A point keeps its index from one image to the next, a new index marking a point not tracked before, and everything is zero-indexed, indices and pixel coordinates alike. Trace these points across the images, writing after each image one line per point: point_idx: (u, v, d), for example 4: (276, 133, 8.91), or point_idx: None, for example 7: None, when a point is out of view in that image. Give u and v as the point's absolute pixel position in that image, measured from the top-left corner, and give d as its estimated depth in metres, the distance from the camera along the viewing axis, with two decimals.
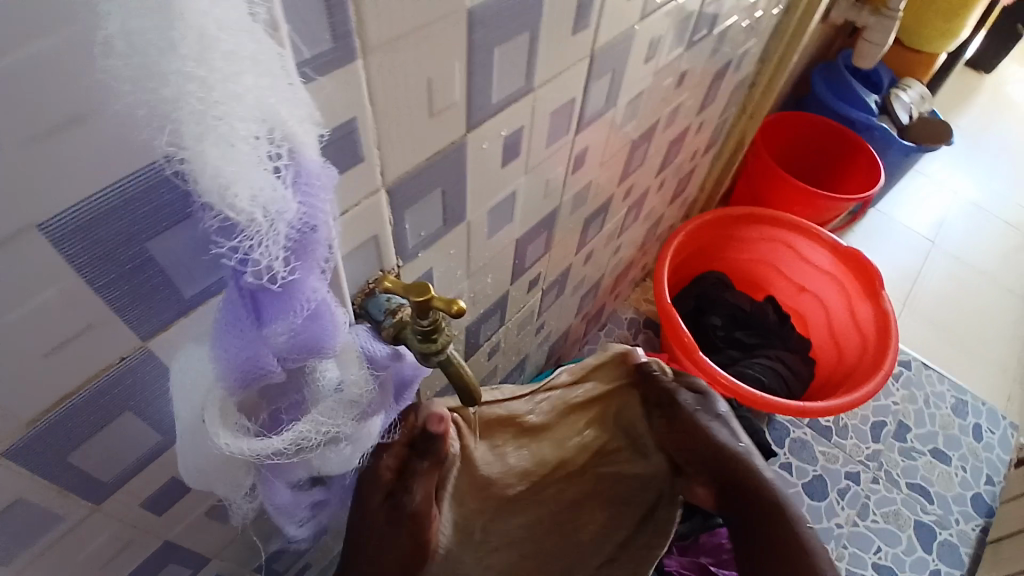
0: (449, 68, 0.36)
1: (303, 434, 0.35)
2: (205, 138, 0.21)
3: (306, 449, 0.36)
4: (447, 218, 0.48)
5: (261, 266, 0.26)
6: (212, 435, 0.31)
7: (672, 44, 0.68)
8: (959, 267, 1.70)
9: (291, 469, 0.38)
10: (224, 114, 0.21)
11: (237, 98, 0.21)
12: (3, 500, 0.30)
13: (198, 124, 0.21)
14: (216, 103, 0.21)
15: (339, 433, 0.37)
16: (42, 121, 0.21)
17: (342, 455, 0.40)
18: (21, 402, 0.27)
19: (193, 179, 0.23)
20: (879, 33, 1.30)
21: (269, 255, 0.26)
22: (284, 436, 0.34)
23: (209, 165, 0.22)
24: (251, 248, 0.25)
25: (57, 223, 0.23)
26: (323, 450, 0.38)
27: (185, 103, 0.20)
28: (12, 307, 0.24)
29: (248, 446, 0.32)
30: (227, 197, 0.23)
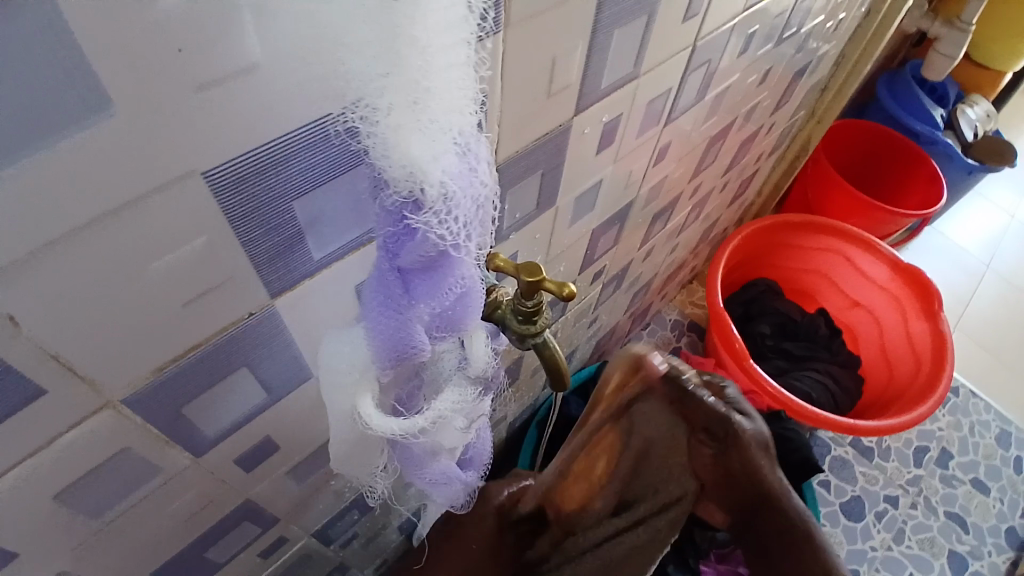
0: (572, 49, 0.36)
1: (442, 412, 0.35)
2: (411, 112, 0.22)
3: (439, 428, 0.37)
4: (540, 202, 0.48)
5: (435, 245, 0.27)
6: (365, 416, 0.32)
7: (761, 42, 0.67)
8: (1015, 295, 1.64)
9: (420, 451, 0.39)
10: (435, 89, 0.22)
11: (447, 79, 0.22)
12: (120, 443, 0.31)
13: (412, 94, 0.22)
14: (432, 77, 0.22)
15: (465, 412, 0.38)
16: (221, 65, 0.21)
17: (462, 433, 0.39)
18: (154, 348, 0.28)
19: (388, 154, 0.23)
20: (950, 46, 1.26)
21: (444, 235, 0.26)
22: (427, 413, 0.35)
23: (406, 142, 0.23)
24: (431, 229, 0.26)
25: (220, 172, 0.24)
26: (450, 431, 0.38)
27: (405, 74, 0.21)
28: (162, 256, 0.25)
29: (396, 426, 0.33)
30: (418, 172, 0.24)
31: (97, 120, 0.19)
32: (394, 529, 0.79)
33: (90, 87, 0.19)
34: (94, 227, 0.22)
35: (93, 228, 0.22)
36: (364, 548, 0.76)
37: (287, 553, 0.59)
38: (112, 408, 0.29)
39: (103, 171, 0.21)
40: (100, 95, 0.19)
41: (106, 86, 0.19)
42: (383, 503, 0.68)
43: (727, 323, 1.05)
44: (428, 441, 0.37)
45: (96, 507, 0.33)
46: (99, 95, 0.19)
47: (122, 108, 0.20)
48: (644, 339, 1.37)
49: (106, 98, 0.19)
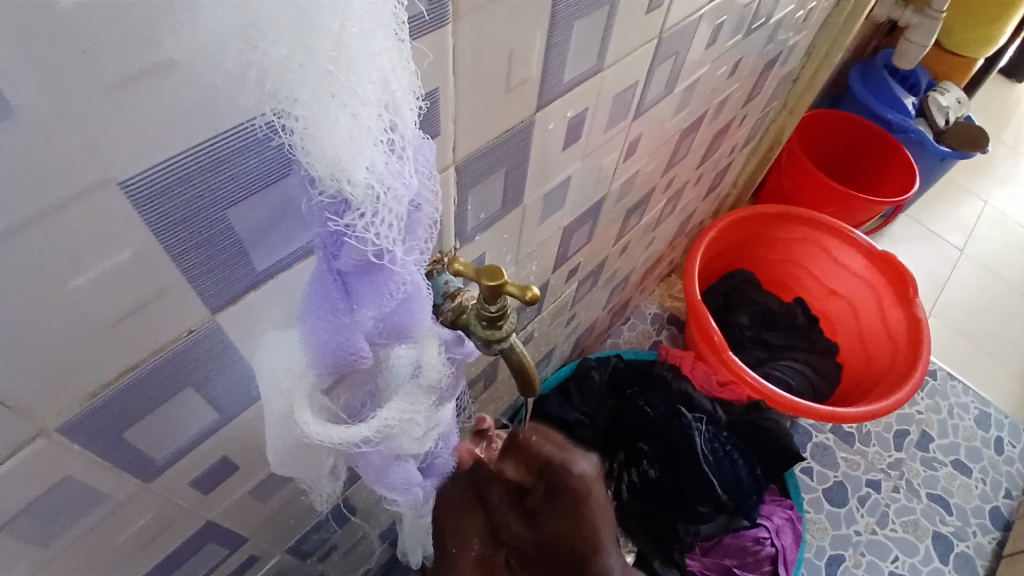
0: (530, 41, 0.34)
1: (388, 422, 0.34)
2: (329, 105, 0.21)
3: (390, 438, 0.36)
4: (506, 200, 0.46)
5: (366, 247, 0.25)
6: (302, 425, 0.31)
7: (731, 31, 0.66)
8: (988, 278, 1.66)
9: (377, 459, 0.38)
10: (351, 79, 0.21)
11: (366, 67, 0.21)
12: (57, 473, 0.29)
13: (329, 83, 0.20)
14: (347, 65, 0.20)
15: (419, 421, 0.36)
16: (135, 64, 0.19)
17: (422, 442, 0.38)
18: (85, 372, 0.26)
19: (309, 151, 0.22)
20: (923, 34, 1.28)
21: (377, 236, 0.25)
22: (371, 424, 0.34)
23: (329, 135, 0.21)
24: (361, 229, 0.25)
25: (140, 181, 0.22)
26: (405, 440, 0.37)
27: (317, 62, 0.20)
28: (84, 272, 0.23)
29: (333, 434, 0.32)
30: (342, 170, 0.22)
31: None
32: (374, 538, 0.77)
33: None
34: (2, 246, 0.20)
35: (0, 245, 0.20)
36: (344, 559, 0.74)
37: (259, 570, 0.57)
38: (45, 437, 0.27)
39: (6, 183, 0.19)
40: None
41: (1, 90, 0.17)
42: (360, 513, 0.66)
43: (705, 316, 1.04)
44: (383, 449, 0.36)
45: (37, 543, 0.31)
46: None
47: (24, 116, 0.18)
48: (624, 334, 1.36)
49: (2, 105, 0.17)
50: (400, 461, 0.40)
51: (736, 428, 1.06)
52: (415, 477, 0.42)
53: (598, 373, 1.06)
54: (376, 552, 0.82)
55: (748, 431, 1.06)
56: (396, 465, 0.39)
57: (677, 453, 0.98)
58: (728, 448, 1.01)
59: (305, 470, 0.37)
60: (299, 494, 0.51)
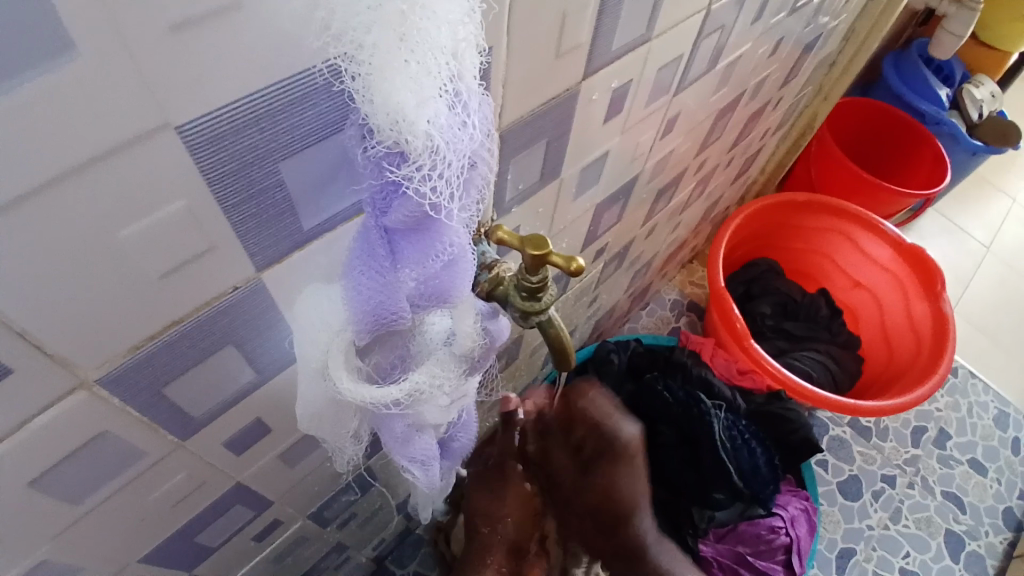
0: (584, 4, 0.33)
1: (418, 386, 0.34)
2: (394, 49, 0.20)
3: (416, 403, 0.35)
4: (544, 173, 0.45)
5: (421, 202, 0.25)
6: (336, 380, 0.31)
7: (775, 10, 0.64)
8: (1015, 275, 1.62)
9: (400, 424, 0.37)
10: (421, 22, 0.20)
11: (438, 10, 0.20)
12: (98, 426, 0.29)
13: (401, 25, 0.20)
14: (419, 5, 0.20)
15: (446, 390, 0.36)
16: (199, 2, 0.18)
17: (443, 411, 0.38)
18: (130, 325, 0.26)
19: (373, 99, 0.22)
20: (960, 24, 1.24)
21: (433, 191, 0.24)
22: (403, 386, 0.33)
23: (393, 81, 0.21)
24: (416, 182, 0.24)
25: (195, 128, 0.21)
26: (428, 406, 0.36)
27: (390, 4, 0.20)
28: (136, 221, 0.22)
29: (366, 394, 0.31)
30: (404, 119, 0.22)
31: (55, 64, 0.17)
32: (390, 510, 0.78)
33: (44, 20, 0.16)
34: (55, 189, 0.19)
35: (54, 187, 0.19)
36: (360, 528, 0.75)
37: (281, 536, 0.58)
38: (86, 390, 0.26)
39: (61, 124, 0.18)
40: (55, 32, 0.16)
41: (63, 22, 0.16)
42: (379, 483, 0.67)
43: (729, 303, 1.03)
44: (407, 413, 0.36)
45: (72, 496, 0.31)
46: (55, 31, 0.16)
47: (86, 50, 0.17)
48: (643, 319, 1.35)
49: (64, 39, 0.17)
50: (422, 429, 0.39)
51: (755, 417, 1.06)
52: (432, 453, 0.41)
53: (617, 358, 1.06)
54: (391, 524, 0.83)
55: (767, 420, 1.05)
56: (416, 433, 0.39)
57: (695, 441, 0.97)
58: (746, 436, 1.00)
59: (331, 431, 0.37)
60: (325, 461, 0.51)
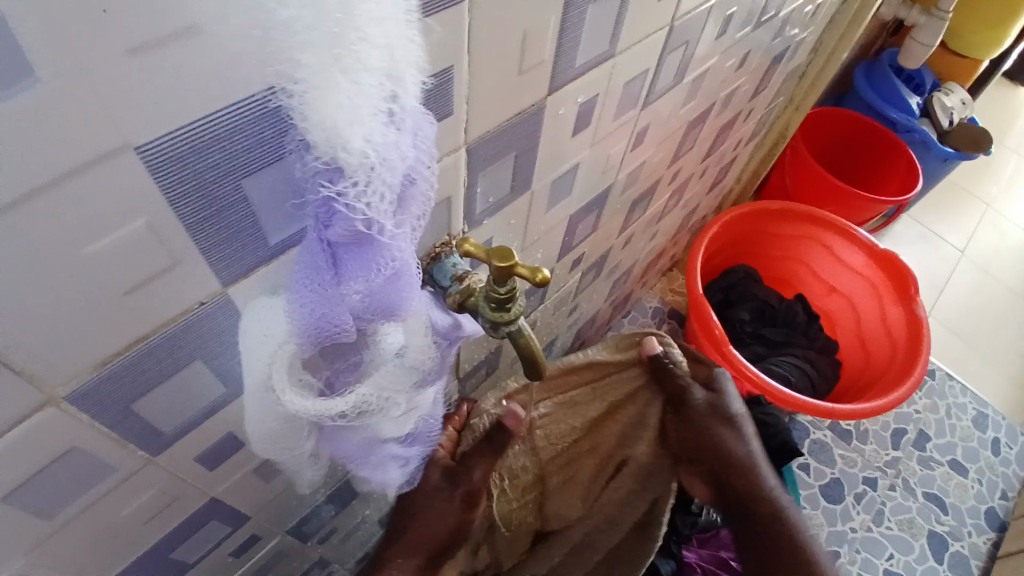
0: (544, 24, 0.34)
1: (364, 398, 0.34)
2: (332, 72, 0.21)
3: (364, 414, 0.36)
4: (514, 185, 0.46)
5: (357, 216, 0.25)
6: (279, 392, 0.31)
7: (740, 24, 0.65)
8: (987, 278, 1.66)
9: (353, 433, 0.38)
10: (356, 45, 0.21)
11: (373, 34, 0.21)
12: (68, 442, 0.29)
13: (335, 46, 0.21)
14: (355, 30, 0.21)
15: (395, 401, 0.37)
16: (156, 27, 0.19)
17: (398, 422, 0.39)
18: (98, 341, 0.26)
19: (307, 117, 0.22)
20: (928, 34, 1.27)
21: (368, 206, 0.25)
22: (348, 398, 0.34)
23: (324, 102, 0.22)
24: (354, 197, 0.25)
25: (156, 148, 0.22)
26: (382, 419, 0.37)
27: (326, 26, 0.20)
28: (100, 238, 0.23)
29: (309, 408, 0.32)
30: (341, 137, 0.23)
31: (15, 89, 0.17)
32: (371, 523, 0.77)
33: (4, 47, 0.17)
34: (15, 210, 0.20)
35: (14, 208, 0.20)
36: (342, 542, 0.74)
37: (260, 552, 0.58)
38: (53, 407, 0.27)
39: (21, 146, 0.19)
40: (15, 58, 0.17)
41: (21, 48, 0.17)
42: (360, 496, 0.67)
43: (707, 311, 1.04)
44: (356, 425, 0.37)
45: (42, 514, 0.31)
46: (16, 58, 0.17)
47: (45, 75, 0.18)
48: (624, 327, 1.36)
49: (23, 64, 0.17)
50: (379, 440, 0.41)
51: None
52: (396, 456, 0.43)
53: None
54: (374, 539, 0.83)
55: None
56: (372, 442, 0.40)
57: None
58: None
59: (281, 452, 0.37)
60: (303, 475, 0.51)
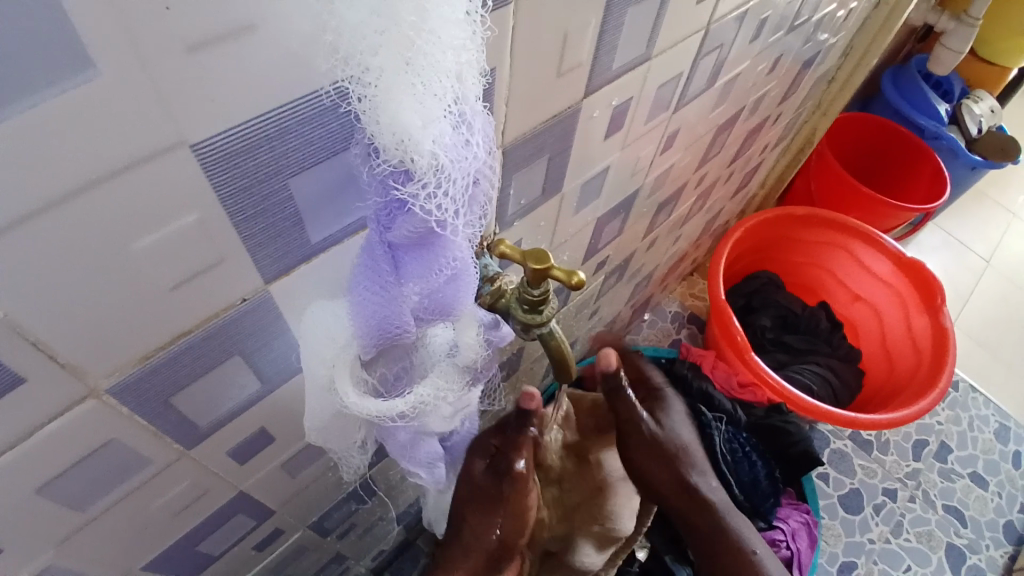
0: (585, 26, 0.34)
1: (423, 398, 0.34)
2: (401, 74, 0.21)
3: (418, 414, 0.36)
4: (545, 188, 0.46)
5: (427, 219, 0.25)
6: (342, 395, 0.31)
7: (773, 29, 0.65)
8: (1015, 289, 1.63)
9: (406, 433, 0.37)
10: (428, 48, 0.21)
11: (445, 37, 0.21)
12: (106, 433, 0.29)
13: (406, 50, 0.21)
14: (427, 33, 0.21)
15: (449, 400, 0.36)
16: (215, 25, 0.19)
17: (448, 419, 0.39)
18: (140, 334, 0.26)
19: (379, 120, 0.22)
20: (958, 40, 1.25)
21: (437, 208, 0.25)
22: (408, 398, 0.33)
23: (399, 104, 0.22)
24: (422, 200, 0.25)
25: (210, 146, 0.22)
26: (433, 416, 0.37)
27: (399, 29, 0.20)
28: (149, 233, 0.23)
29: (372, 407, 0.32)
30: (409, 140, 0.23)
31: (74, 83, 0.18)
32: (389, 520, 0.78)
33: (65, 41, 0.17)
34: (68, 205, 0.20)
35: (68, 202, 0.20)
36: (360, 539, 0.75)
37: (281, 546, 0.58)
38: (95, 398, 0.27)
39: (79, 140, 0.19)
40: (76, 51, 0.17)
41: (82, 42, 0.17)
42: (380, 494, 0.67)
43: (729, 316, 1.03)
44: (410, 425, 0.36)
45: (78, 503, 0.32)
46: (77, 53, 0.17)
47: (105, 69, 0.18)
48: (643, 331, 1.36)
49: (84, 58, 0.18)
50: (428, 437, 0.39)
51: (756, 429, 1.06)
52: (439, 456, 0.41)
53: None
54: (391, 535, 0.83)
55: (767, 432, 1.06)
56: (424, 441, 0.39)
57: None
58: (745, 448, 1.00)
59: (336, 439, 0.37)
60: (327, 470, 0.52)
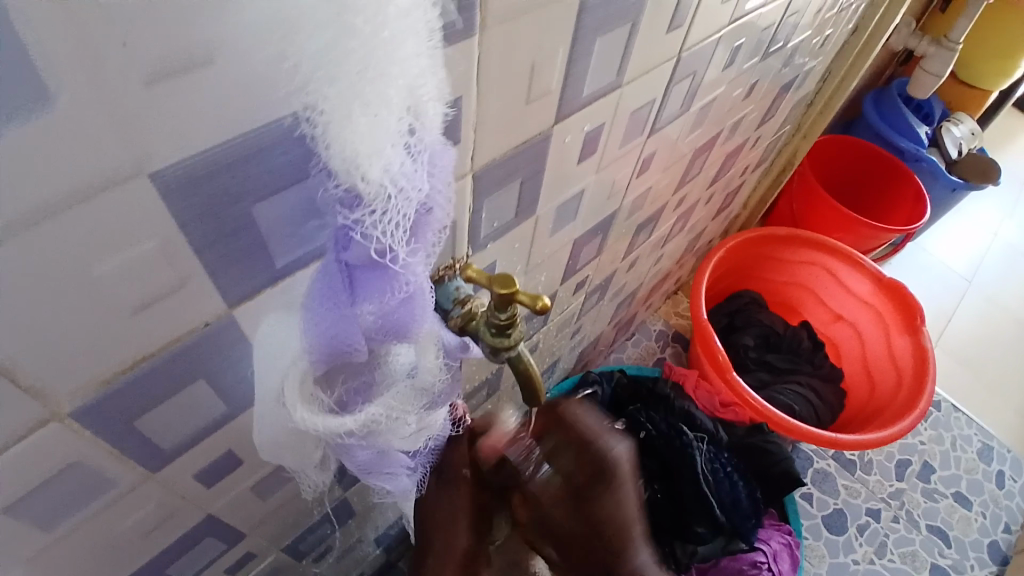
0: (553, 55, 0.35)
1: (373, 417, 0.34)
2: (353, 103, 0.22)
3: (373, 432, 0.36)
4: (519, 210, 0.47)
5: (369, 246, 0.26)
6: (290, 408, 0.31)
7: (748, 54, 0.66)
8: (994, 309, 1.65)
9: (364, 451, 0.37)
10: (379, 75, 0.21)
11: (393, 66, 0.21)
12: (70, 455, 0.29)
13: (355, 79, 0.21)
14: (372, 65, 0.21)
15: (404, 419, 0.37)
16: (174, 57, 0.20)
17: (407, 439, 0.39)
18: (101, 357, 0.26)
19: (332, 147, 0.23)
20: (939, 63, 1.27)
21: (382, 235, 0.26)
22: (358, 416, 0.33)
23: (347, 131, 0.22)
24: (370, 226, 0.25)
25: (173, 173, 0.22)
26: (391, 435, 0.37)
27: (346, 60, 0.21)
28: (112, 256, 0.23)
29: (323, 423, 0.32)
30: (359, 167, 0.23)
31: (32, 115, 0.18)
32: (368, 541, 0.77)
33: (23, 75, 0.17)
34: (27, 232, 0.20)
35: (26, 229, 0.20)
36: (338, 561, 0.74)
37: (254, 570, 0.57)
38: (57, 421, 0.27)
39: (37, 168, 0.19)
40: (34, 85, 0.18)
41: (42, 77, 0.18)
42: (357, 515, 0.66)
43: (710, 335, 1.04)
44: (367, 444, 0.36)
45: (41, 527, 0.31)
46: (37, 87, 0.18)
47: (62, 100, 0.18)
48: (628, 349, 1.36)
49: (40, 89, 0.18)
50: (385, 454, 0.39)
51: (737, 448, 1.07)
52: (396, 473, 0.42)
53: (601, 389, 1.07)
54: (370, 557, 0.82)
55: (749, 452, 1.06)
56: (379, 458, 0.39)
57: (677, 472, 0.98)
58: (728, 469, 1.01)
59: (296, 458, 0.37)
60: (300, 492, 0.51)
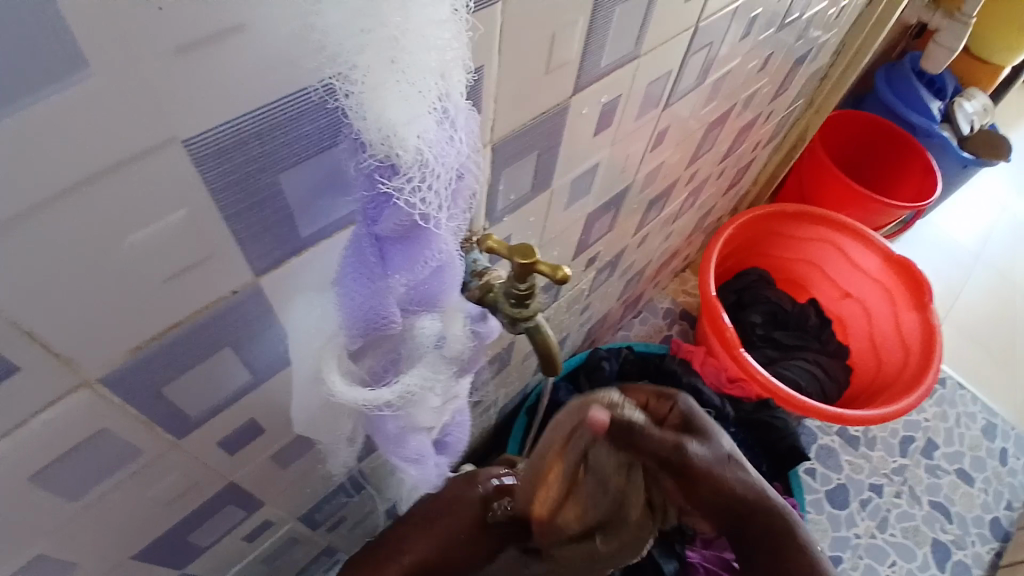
0: (573, 25, 0.35)
1: (409, 387, 0.35)
2: (387, 71, 0.22)
3: (405, 404, 0.37)
4: (535, 184, 0.47)
5: (411, 212, 0.26)
6: (329, 382, 0.33)
7: (764, 25, 0.65)
8: (1002, 286, 1.65)
9: (393, 423, 0.38)
10: (410, 44, 0.22)
11: (423, 34, 0.22)
12: (98, 423, 0.29)
13: (388, 48, 0.22)
14: (406, 33, 0.22)
15: (436, 390, 0.38)
16: (207, 26, 0.20)
17: (436, 412, 0.40)
18: (130, 326, 0.27)
19: (365, 115, 0.23)
20: (951, 37, 1.25)
21: (421, 201, 0.26)
22: (393, 388, 0.35)
23: (383, 100, 0.23)
24: (406, 193, 0.25)
25: (203, 140, 0.22)
26: (421, 407, 0.38)
27: (380, 29, 0.21)
28: (143, 227, 0.23)
29: (359, 396, 0.33)
30: (395, 135, 0.23)
31: (67, 83, 0.18)
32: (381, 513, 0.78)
33: (63, 43, 0.17)
34: (62, 201, 0.20)
35: (64, 198, 0.20)
36: (351, 532, 0.75)
37: (270, 538, 0.59)
38: (87, 388, 0.27)
39: (72, 137, 0.19)
40: (69, 53, 0.18)
41: (79, 45, 0.18)
42: (371, 486, 0.68)
43: (718, 311, 1.04)
44: (400, 415, 0.37)
45: (70, 492, 0.32)
46: (73, 56, 0.18)
47: (98, 69, 0.18)
48: (635, 327, 1.36)
49: (77, 58, 0.18)
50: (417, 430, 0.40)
51: (743, 423, 1.08)
52: (427, 451, 0.42)
53: (609, 364, 1.07)
54: None
55: (756, 427, 1.07)
56: (411, 434, 0.39)
57: None
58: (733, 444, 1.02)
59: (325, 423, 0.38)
60: (316, 463, 0.52)
